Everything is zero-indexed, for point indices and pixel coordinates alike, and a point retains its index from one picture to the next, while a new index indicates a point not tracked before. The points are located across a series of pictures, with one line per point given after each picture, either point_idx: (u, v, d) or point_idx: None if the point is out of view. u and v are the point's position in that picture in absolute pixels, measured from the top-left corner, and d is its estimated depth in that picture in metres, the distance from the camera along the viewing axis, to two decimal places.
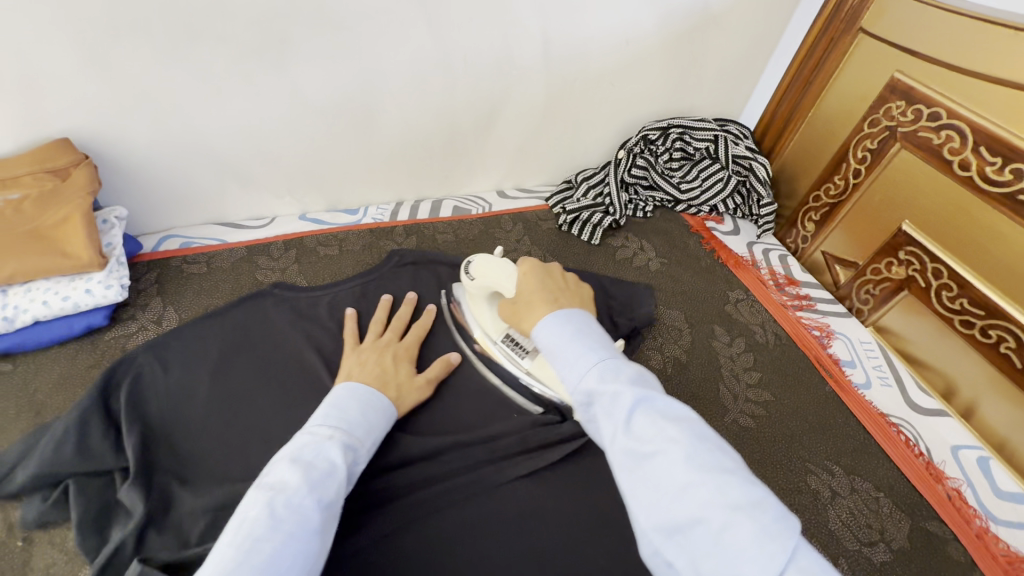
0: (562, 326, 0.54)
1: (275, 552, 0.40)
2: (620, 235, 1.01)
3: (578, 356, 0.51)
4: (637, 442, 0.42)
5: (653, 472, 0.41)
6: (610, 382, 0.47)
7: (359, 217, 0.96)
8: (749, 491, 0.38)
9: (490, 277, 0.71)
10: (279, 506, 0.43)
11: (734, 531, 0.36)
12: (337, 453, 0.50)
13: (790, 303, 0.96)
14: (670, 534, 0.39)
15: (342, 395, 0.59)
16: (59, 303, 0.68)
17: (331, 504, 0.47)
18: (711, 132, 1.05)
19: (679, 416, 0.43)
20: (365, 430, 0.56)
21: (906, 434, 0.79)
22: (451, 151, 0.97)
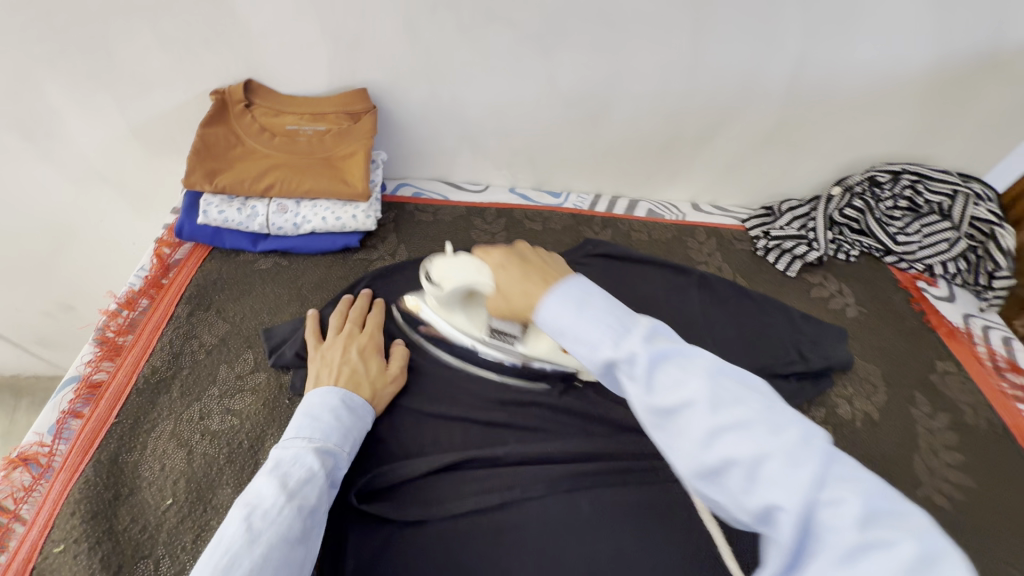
0: (566, 299, 0.48)
1: (256, 562, 0.44)
2: (818, 273, 0.97)
3: (591, 326, 0.46)
4: (660, 401, 0.41)
5: (687, 426, 0.39)
6: (624, 345, 0.43)
7: (561, 200, 1.03)
8: (795, 422, 0.38)
9: (458, 280, 0.65)
10: (257, 519, 0.47)
11: (796, 467, 0.35)
12: (313, 461, 0.53)
13: (1012, 393, 0.84)
14: (709, 478, 0.39)
15: (315, 395, 0.61)
16: (334, 222, 0.82)
17: (312, 509, 0.51)
18: (950, 187, 0.95)
19: (700, 364, 0.41)
20: (342, 433, 0.59)
21: None
22: (661, 156, 1.00)
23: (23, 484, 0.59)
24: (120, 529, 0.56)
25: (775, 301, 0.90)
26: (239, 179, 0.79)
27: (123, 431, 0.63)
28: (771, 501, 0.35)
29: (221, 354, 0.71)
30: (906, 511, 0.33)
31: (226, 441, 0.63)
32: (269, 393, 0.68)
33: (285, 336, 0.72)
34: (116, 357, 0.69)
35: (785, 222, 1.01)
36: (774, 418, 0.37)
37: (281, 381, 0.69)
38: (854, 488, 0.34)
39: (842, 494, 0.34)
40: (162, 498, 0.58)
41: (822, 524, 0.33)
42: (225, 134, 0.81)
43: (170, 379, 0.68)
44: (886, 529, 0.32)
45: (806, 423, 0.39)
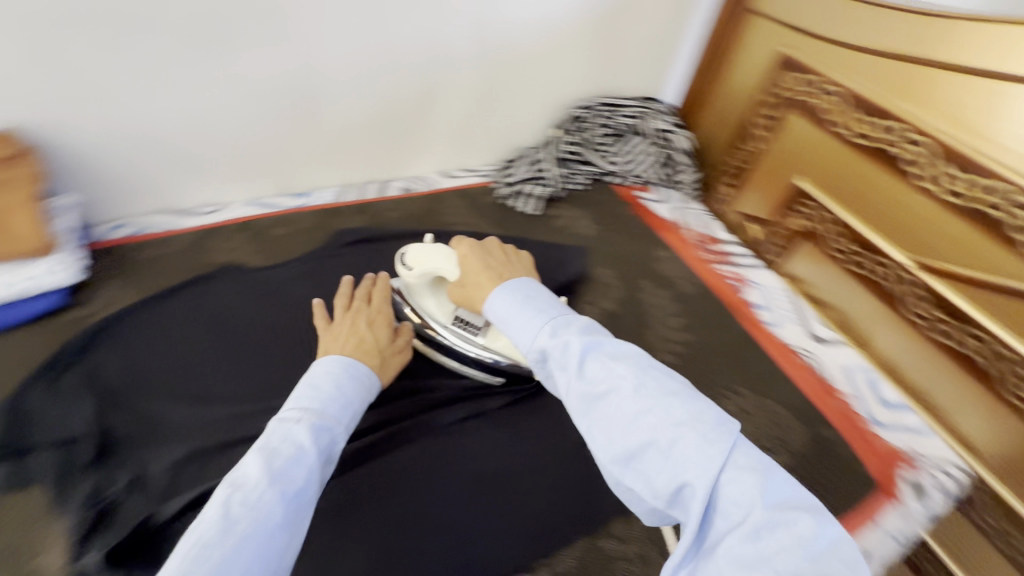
0: (512, 293, 0.58)
1: (228, 553, 0.41)
2: (558, 206, 1.10)
3: (528, 317, 0.55)
4: (590, 386, 0.48)
5: (609, 410, 0.46)
6: (561, 336, 0.51)
7: (309, 199, 1.01)
8: (692, 405, 0.45)
9: (431, 262, 0.75)
10: (238, 503, 0.45)
11: (682, 443, 0.43)
12: (302, 437, 0.51)
13: (710, 259, 1.07)
14: (628, 461, 0.45)
15: (319, 372, 0.61)
16: (14, 287, 0.71)
17: (300, 493, 0.48)
18: (632, 111, 1.17)
19: (627, 355, 0.49)
20: (340, 405, 0.58)
21: (809, 362, 0.91)
22: (393, 135, 1.03)
23: None
24: None
25: (524, 239, 1.00)
26: None
27: None
28: (681, 480, 0.42)
29: None
30: (815, 504, 0.40)
31: None
32: None
33: None
34: None
35: (521, 169, 1.11)
36: (691, 404, 0.45)
37: None
38: (754, 470, 0.41)
39: (748, 475, 0.41)
40: None
41: (725, 500, 0.41)
42: None
43: None
44: (791, 511, 0.39)
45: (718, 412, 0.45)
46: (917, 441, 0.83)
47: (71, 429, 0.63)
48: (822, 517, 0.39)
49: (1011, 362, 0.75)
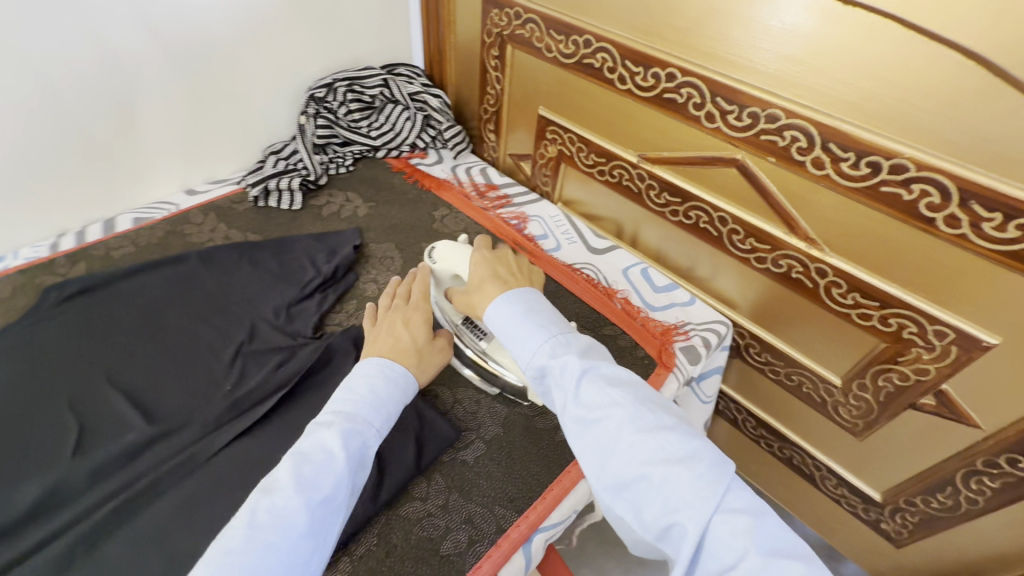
0: (513, 302, 0.60)
1: (244, 567, 0.42)
2: (323, 194, 1.04)
3: (528, 333, 0.58)
4: (585, 410, 0.51)
5: (601, 436, 0.50)
6: (562, 354, 0.55)
7: (8, 262, 0.85)
8: (688, 443, 0.47)
9: (451, 261, 0.73)
10: (262, 510, 0.45)
11: (673, 482, 0.45)
12: (331, 438, 0.50)
13: (491, 205, 1.09)
14: (618, 490, 0.48)
15: (357, 377, 0.58)
16: None
17: (329, 496, 0.48)
18: (378, 78, 1.12)
19: (624, 380, 0.52)
20: (372, 408, 0.55)
21: (589, 274, 0.96)
22: (96, 163, 0.89)
23: None
24: None
25: (289, 236, 0.94)
26: None
27: None
28: (674, 520, 0.45)
29: None
30: (806, 552, 0.42)
31: None
32: None
33: None
34: None
35: (272, 166, 1.04)
36: (686, 443, 0.47)
37: None
38: (740, 522, 0.43)
39: (738, 522, 0.43)
40: None
41: (715, 542, 0.43)
42: None
43: None
44: (781, 558, 0.41)
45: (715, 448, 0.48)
46: (686, 312, 0.92)
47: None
48: (816, 569, 0.40)
49: (722, 219, 0.86)
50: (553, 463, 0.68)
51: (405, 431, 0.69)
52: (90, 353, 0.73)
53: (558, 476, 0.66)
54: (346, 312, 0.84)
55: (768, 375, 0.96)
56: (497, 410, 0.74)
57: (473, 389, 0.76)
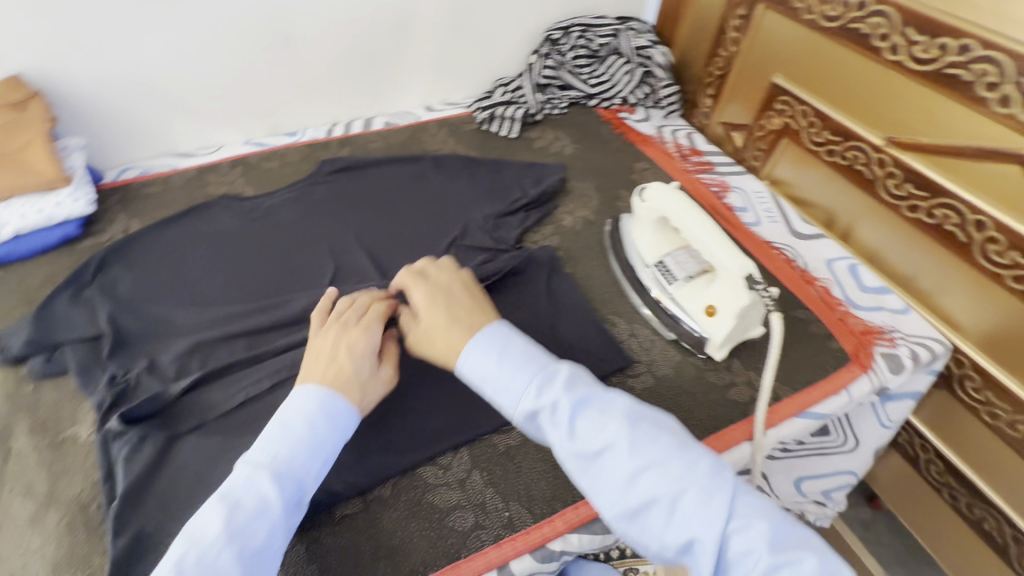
0: (486, 349, 0.60)
1: None
2: (537, 129, 1.12)
3: (510, 374, 0.58)
4: (583, 444, 0.53)
5: (607, 465, 0.52)
6: (546, 396, 0.55)
7: (298, 136, 1.07)
8: (689, 457, 0.51)
9: (664, 202, 0.77)
10: (187, 564, 0.45)
11: (689, 496, 0.49)
12: (262, 489, 0.50)
13: (692, 169, 1.07)
14: (632, 517, 0.51)
15: (295, 404, 0.55)
16: (36, 214, 0.79)
17: (256, 551, 0.47)
18: (610, 29, 1.16)
19: (615, 410, 0.54)
20: (310, 452, 0.53)
21: (788, 255, 0.91)
22: (370, 70, 1.07)
23: None
24: None
25: (502, 159, 1.03)
26: None
27: None
28: (694, 534, 0.48)
29: None
30: (809, 539, 0.48)
31: None
32: (8, 387, 0.67)
33: (11, 334, 0.70)
34: None
35: (499, 97, 1.14)
36: (688, 457, 0.51)
37: (19, 373, 0.68)
38: (752, 518, 0.48)
39: (752, 525, 0.47)
40: None
41: (735, 547, 0.47)
42: None
43: None
44: (796, 552, 0.46)
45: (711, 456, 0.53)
46: (895, 319, 0.83)
47: (93, 328, 0.71)
48: (826, 558, 0.45)
49: (978, 223, 0.74)
50: (719, 418, 0.69)
51: (583, 346, 0.74)
52: (346, 216, 0.90)
53: (724, 430, 0.68)
54: (542, 234, 0.91)
55: (980, 417, 0.82)
56: (671, 354, 0.75)
57: (650, 330, 0.78)
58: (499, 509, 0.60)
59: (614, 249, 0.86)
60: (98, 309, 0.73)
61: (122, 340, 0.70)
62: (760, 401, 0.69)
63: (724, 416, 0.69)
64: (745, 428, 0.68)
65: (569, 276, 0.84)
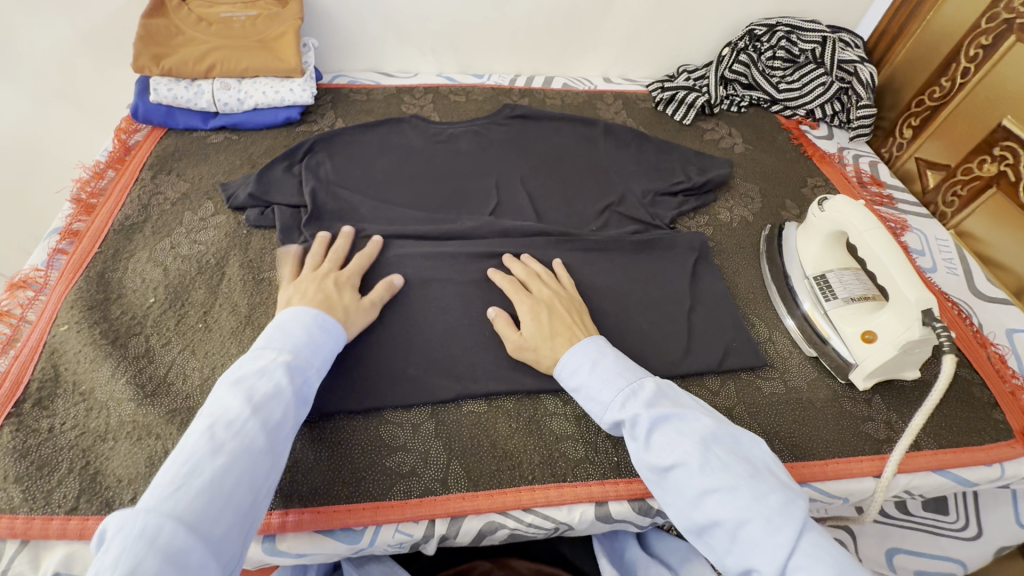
0: (581, 357, 0.62)
1: (217, 471, 0.46)
2: (711, 121, 1.11)
3: (600, 384, 0.60)
4: (656, 459, 0.55)
5: (677, 482, 0.53)
6: (628, 408, 0.57)
7: (485, 79, 1.14)
8: (758, 488, 0.50)
9: (845, 217, 0.73)
10: (221, 430, 0.49)
11: (751, 530, 0.48)
12: (279, 375, 0.54)
13: (870, 198, 1.00)
14: (699, 532, 0.52)
15: (286, 318, 0.61)
16: (274, 95, 0.93)
17: (278, 423, 0.52)
18: (819, 35, 1.09)
19: (694, 430, 0.55)
20: (311, 349, 0.59)
21: (963, 310, 0.83)
22: (566, 31, 1.11)
23: (27, 299, 0.70)
24: (113, 316, 0.69)
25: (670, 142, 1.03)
26: (184, 61, 0.89)
27: (107, 257, 0.75)
28: (752, 565, 0.48)
29: (185, 204, 0.83)
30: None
31: (196, 260, 0.76)
32: (229, 226, 0.81)
33: (239, 185, 0.85)
34: (92, 213, 0.80)
35: (681, 82, 1.14)
36: (757, 489, 0.50)
37: (238, 218, 0.82)
38: (815, 559, 0.46)
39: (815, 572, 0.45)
40: (145, 298, 0.71)
41: None
42: (166, 25, 0.90)
43: (141, 223, 0.80)
44: None
45: (788, 491, 0.51)
46: None
47: (299, 198, 0.83)
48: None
49: None
50: (846, 444, 0.66)
51: (717, 334, 0.74)
52: (515, 159, 0.96)
53: (849, 458, 0.65)
54: (696, 222, 0.91)
55: None
56: (807, 369, 0.73)
57: (789, 341, 0.76)
58: (609, 452, 0.62)
59: (770, 254, 0.84)
60: (305, 183, 0.85)
61: (318, 213, 0.81)
62: (899, 443, 0.65)
63: (855, 444, 0.66)
64: (873, 463, 0.65)
65: (717, 268, 0.83)
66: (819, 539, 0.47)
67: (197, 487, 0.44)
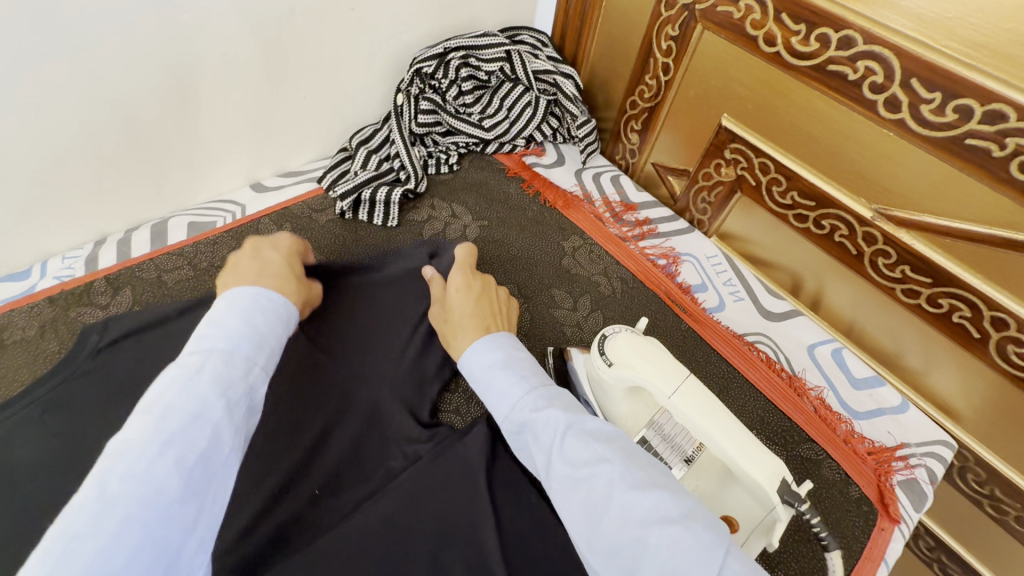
0: (491, 348, 0.54)
1: (105, 545, 0.29)
2: (424, 205, 0.81)
3: (509, 381, 0.50)
4: (572, 467, 0.42)
5: (590, 496, 0.40)
6: (543, 405, 0.47)
7: (34, 280, 0.66)
8: (684, 500, 0.39)
9: (636, 371, 0.53)
10: (115, 480, 0.32)
11: (673, 547, 0.36)
12: (210, 386, 0.38)
13: (631, 236, 0.84)
14: (616, 562, 0.38)
15: (220, 306, 0.45)
16: None
17: (208, 454, 0.35)
18: (499, 49, 0.85)
19: (612, 435, 0.44)
20: (255, 344, 0.43)
21: (764, 351, 0.74)
22: (144, 152, 0.67)
23: None
24: None
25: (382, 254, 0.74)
26: None
27: None
28: None
29: None
30: None
31: None
32: None
33: None
34: None
35: (362, 166, 0.81)
36: (683, 501, 0.39)
37: None
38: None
39: None
40: None
41: None
42: None
43: None
44: None
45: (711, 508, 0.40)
46: (899, 425, 0.69)
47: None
48: None
49: (995, 319, 0.60)
50: None
51: None
52: None
53: None
54: (462, 393, 0.66)
55: (983, 509, 0.76)
56: None
57: None
58: None
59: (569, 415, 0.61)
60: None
61: None
62: None
63: None
64: None
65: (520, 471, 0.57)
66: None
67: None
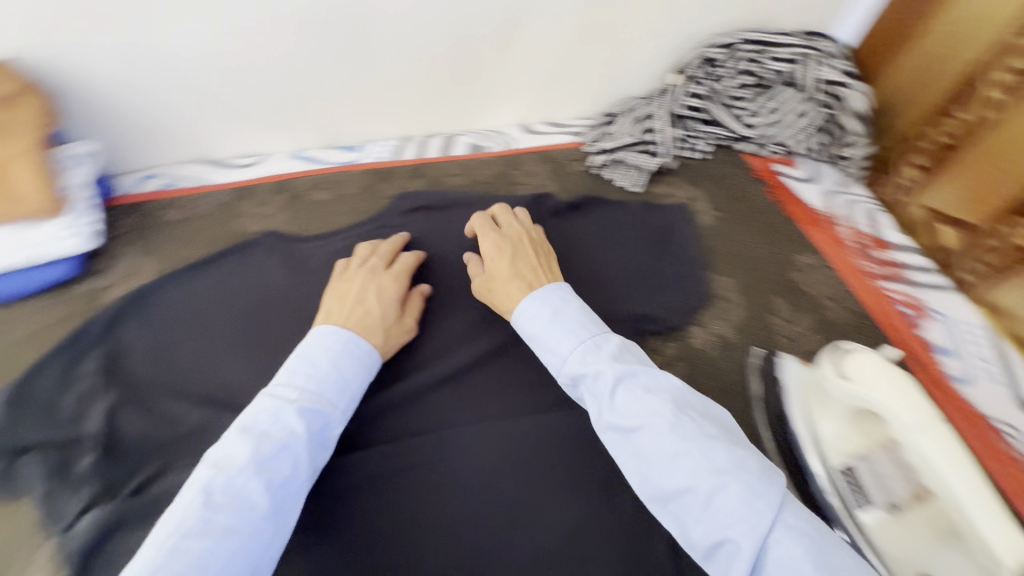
0: (544, 305, 0.56)
1: (206, 545, 0.38)
2: (665, 181, 0.85)
3: (558, 336, 0.54)
4: (622, 420, 0.47)
5: (641, 446, 0.45)
6: (592, 363, 0.51)
7: (359, 155, 0.84)
8: (750, 461, 0.43)
9: (880, 392, 0.51)
10: (217, 491, 0.41)
11: (723, 494, 0.41)
12: (294, 421, 0.46)
13: (874, 272, 0.77)
14: (664, 502, 0.44)
15: (312, 342, 0.53)
16: (19, 253, 0.61)
17: (285, 480, 0.44)
18: (791, 53, 0.84)
19: (663, 389, 0.48)
20: (336, 388, 0.51)
21: (1011, 443, 0.63)
22: (462, 75, 0.81)
23: None
24: None
25: (620, 206, 0.79)
26: None
27: None
28: (726, 536, 0.40)
29: None
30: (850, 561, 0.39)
31: None
32: None
33: None
34: None
35: (621, 131, 0.86)
36: (743, 461, 0.43)
37: None
38: (796, 539, 0.39)
39: (798, 542, 0.39)
40: None
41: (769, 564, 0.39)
42: None
43: None
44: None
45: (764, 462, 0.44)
46: None
47: (70, 427, 0.54)
48: None
49: None
50: None
51: None
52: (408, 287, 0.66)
53: None
54: (662, 355, 0.67)
55: None
56: None
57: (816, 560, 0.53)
58: None
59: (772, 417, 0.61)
60: (92, 396, 0.56)
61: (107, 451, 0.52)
62: None
63: None
64: None
65: None
66: (819, 525, 0.41)
67: (193, 569, 0.37)
